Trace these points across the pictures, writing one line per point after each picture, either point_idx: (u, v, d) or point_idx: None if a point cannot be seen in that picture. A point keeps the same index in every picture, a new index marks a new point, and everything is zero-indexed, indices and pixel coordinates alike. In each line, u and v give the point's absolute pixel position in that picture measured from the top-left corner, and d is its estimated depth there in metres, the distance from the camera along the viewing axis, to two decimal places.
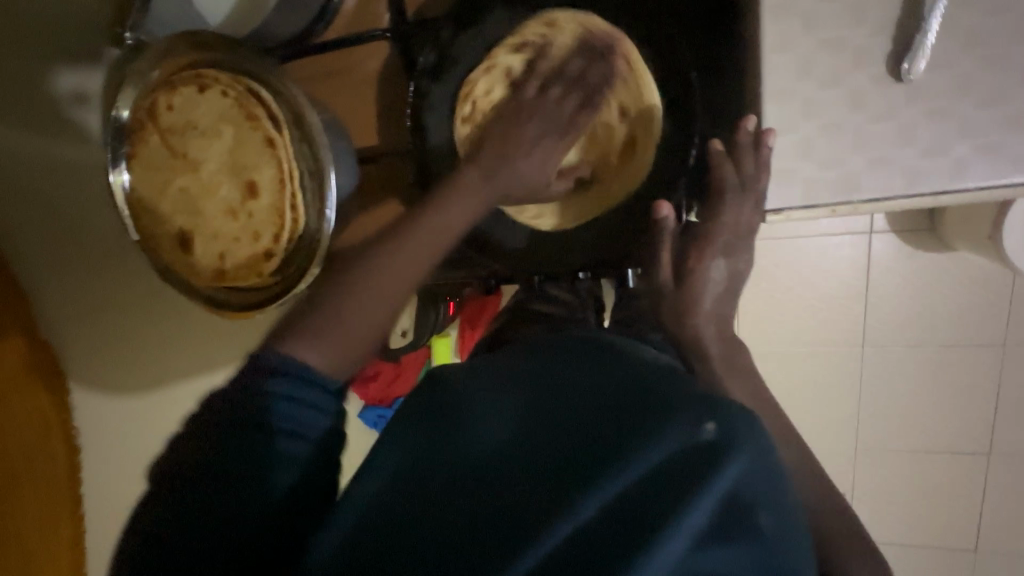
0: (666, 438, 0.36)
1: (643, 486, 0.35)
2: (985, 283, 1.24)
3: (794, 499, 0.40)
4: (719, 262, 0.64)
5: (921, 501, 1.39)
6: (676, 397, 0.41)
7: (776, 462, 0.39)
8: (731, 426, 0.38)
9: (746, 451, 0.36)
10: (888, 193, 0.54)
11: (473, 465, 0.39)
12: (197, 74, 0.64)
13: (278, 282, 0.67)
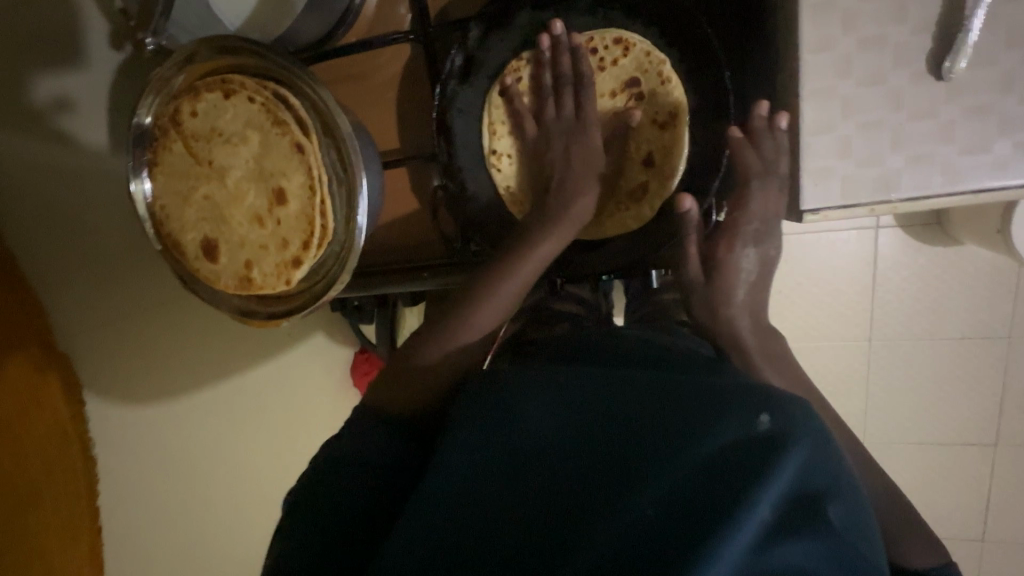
0: (724, 433, 0.41)
1: (705, 476, 0.40)
2: (992, 276, 1.26)
3: (853, 481, 0.44)
4: (750, 251, 0.63)
5: (930, 492, 1.40)
6: (730, 394, 0.45)
7: (833, 449, 0.43)
8: (788, 420, 0.41)
9: (801, 444, 0.40)
10: (925, 193, 0.54)
11: (548, 464, 0.45)
12: (222, 80, 0.62)
13: (308, 290, 0.66)
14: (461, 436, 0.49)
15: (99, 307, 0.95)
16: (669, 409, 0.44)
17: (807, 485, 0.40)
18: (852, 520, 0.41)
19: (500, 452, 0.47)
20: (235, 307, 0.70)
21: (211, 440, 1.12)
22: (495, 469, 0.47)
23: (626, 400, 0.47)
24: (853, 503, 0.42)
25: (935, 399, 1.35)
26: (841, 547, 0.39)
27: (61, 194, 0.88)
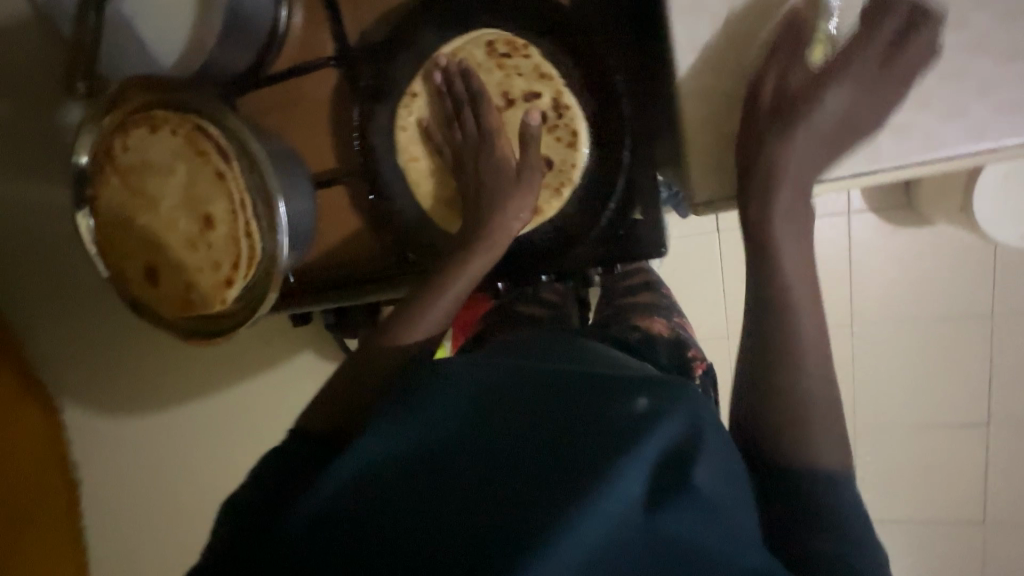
0: (602, 416, 0.41)
1: (581, 457, 0.39)
2: (967, 254, 1.41)
3: (734, 457, 0.46)
4: (836, 95, 0.53)
5: (912, 469, 1.55)
6: (614, 378, 0.46)
7: (716, 427, 0.44)
8: (664, 401, 0.43)
9: (675, 420, 0.41)
10: (875, 164, 0.56)
11: (434, 447, 0.43)
12: (147, 116, 0.66)
13: (245, 307, 0.70)
14: (362, 434, 0.46)
15: (70, 338, 1.00)
16: (556, 387, 0.44)
17: (683, 459, 0.41)
18: (731, 495, 0.43)
19: (382, 428, 0.45)
20: (182, 329, 0.73)
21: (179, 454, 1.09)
22: (377, 451, 0.44)
23: (514, 384, 0.46)
24: (733, 477, 0.44)
25: (932, 375, 1.50)
26: (716, 518, 0.41)
27: (33, 230, 0.93)
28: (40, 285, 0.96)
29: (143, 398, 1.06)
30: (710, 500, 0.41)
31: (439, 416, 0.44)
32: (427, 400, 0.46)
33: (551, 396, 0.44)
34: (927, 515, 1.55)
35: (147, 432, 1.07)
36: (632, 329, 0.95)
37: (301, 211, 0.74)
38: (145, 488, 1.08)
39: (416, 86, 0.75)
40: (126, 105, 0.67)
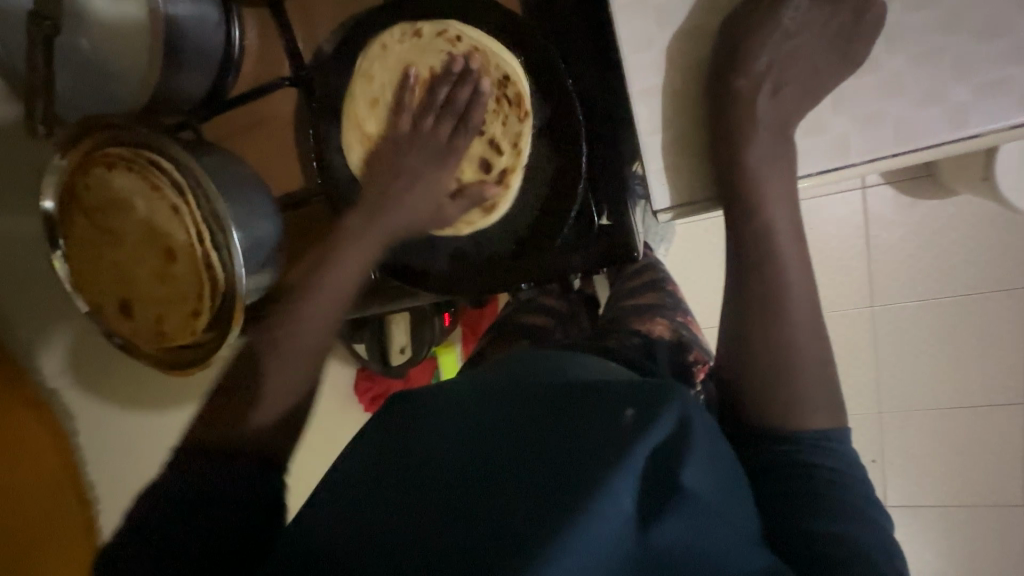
0: (588, 429, 0.40)
1: (569, 471, 0.38)
2: (994, 223, 1.36)
3: (723, 456, 0.47)
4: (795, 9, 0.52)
5: (947, 455, 1.49)
6: (601, 385, 0.46)
7: (706, 435, 0.44)
8: (655, 409, 0.41)
9: (665, 416, 0.41)
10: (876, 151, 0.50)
11: (429, 475, 0.43)
12: (104, 155, 0.67)
13: (214, 337, 0.70)
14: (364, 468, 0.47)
15: (77, 361, 1.06)
16: (543, 402, 0.45)
17: (670, 472, 0.41)
18: (715, 502, 0.43)
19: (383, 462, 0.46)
20: (158, 359, 0.74)
21: None
22: (378, 483, 0.44)
23: (503, 404, 0.47)
24: (720, 472, 0.44)
25: (961, 354, 1.44)
26: (711, 517, 0.41)
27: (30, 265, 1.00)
28: (40, 320, 1.02)
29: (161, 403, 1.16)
30: (703, 500, 0.41)
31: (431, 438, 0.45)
32: (420, 435, 0.47)
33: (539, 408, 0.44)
34: (965, 502, 1.49)
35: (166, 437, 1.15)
36: (632, 335, 0.91)
37: (267, 238, 0.71)
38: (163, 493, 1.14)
39: (424, 38, 0.70)
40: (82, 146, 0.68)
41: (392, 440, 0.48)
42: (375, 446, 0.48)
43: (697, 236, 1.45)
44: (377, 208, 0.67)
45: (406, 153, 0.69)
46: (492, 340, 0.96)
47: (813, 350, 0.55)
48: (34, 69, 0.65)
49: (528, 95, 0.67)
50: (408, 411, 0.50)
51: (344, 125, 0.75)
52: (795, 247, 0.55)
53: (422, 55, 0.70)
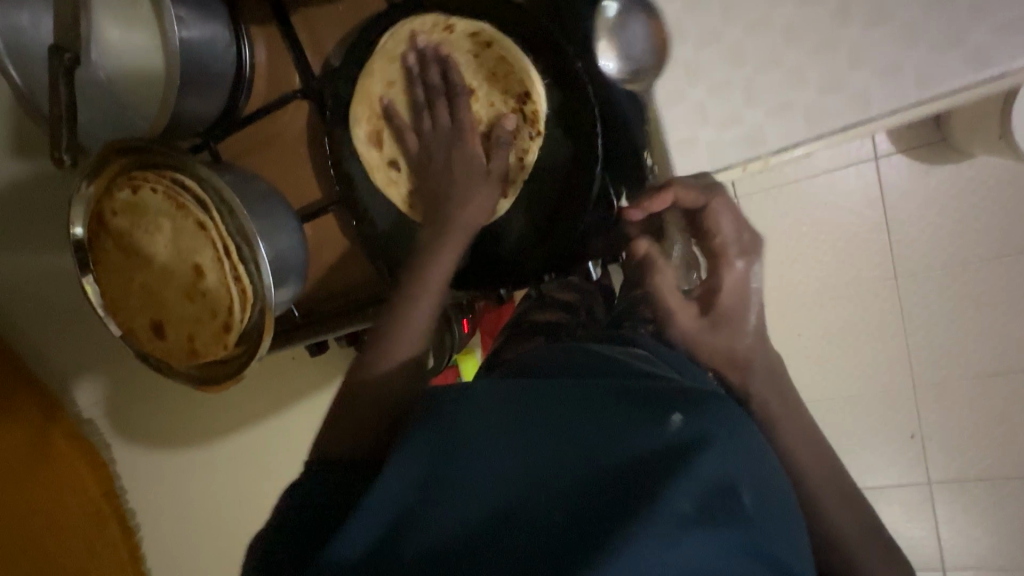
0: (638, 436, 0.44)
1: (623, 474, 0.42)
2: (1011, 181, 1.38)
3: (772, 468, 0.47)
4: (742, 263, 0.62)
5: (980, 418, 1.52)
6: (649, 393, 0.48)
7: (750, 442, 0.46)
8: (702, 415, 0.45)
9: (714, 434, 0.43)
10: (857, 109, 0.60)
11: (492, 500, 0.45)
12: (129, 177, 0.68)
13: (247, 350, 0.71)
14: (410, 475, 0.48)
15: (119, 395, 1.12)
16: (594, 414, 0.47)
17: (723, 482, 0.42)
18: (766, 514, 0.43)
19: (439, 475, 0.48)
20: (193, 378, 0.75)
21: (222, 484, 1.21)
22: (437, 501, 0.46)
23: (553, 412, 0.48)
24: (766, 481, 0.45)
25: (991, 319, 1.46)
26: (759, 524, 0.42)
27: (63, 301, 1.03)
28: (88, 351, 1.07)
29: (188, 435, 1.18)
30: (754, 514, 0.42)
31: (486, 446, 0.47)
32: (471, 448, 0.48)
33: (591, 412, 0.47)
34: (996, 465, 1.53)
35: (195, 466, 1.18)
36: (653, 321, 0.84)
37: (290, 248, 0.73)
38: (197, 518, 1.20)
39: (453, 34, 0.71)
40: (108, 172, 0.70)
41: (441, 451, 0.49)
42: (425, 459, 0.49)
43: None
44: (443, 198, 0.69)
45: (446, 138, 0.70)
46: (509, 338, 0.94)
47: (825, 459, 0.56)
48: (57, 103, 0.67)
49: (541, 81, 0.68)
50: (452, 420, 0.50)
51: (354, 105, 0.76)
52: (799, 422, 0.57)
53: (447, 48, 0.71)
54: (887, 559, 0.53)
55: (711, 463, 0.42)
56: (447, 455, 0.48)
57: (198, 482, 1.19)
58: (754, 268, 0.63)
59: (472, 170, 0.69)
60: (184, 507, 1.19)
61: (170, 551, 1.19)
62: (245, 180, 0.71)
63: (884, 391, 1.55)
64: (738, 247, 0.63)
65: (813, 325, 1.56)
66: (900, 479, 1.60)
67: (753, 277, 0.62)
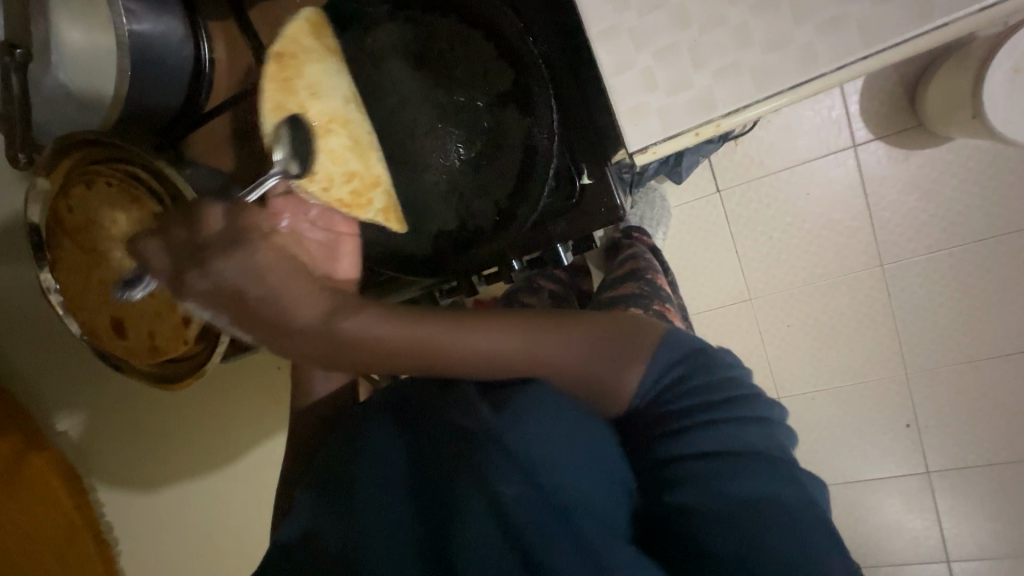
0: (454, 422, 0.50)
1: (453, 469, 0.49)
2: (995, 161, 1.37)
3: (593, 434, 0.51)
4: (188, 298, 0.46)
5: (976, 405, 1.50)
6: (471, 390, 0.53)
7: (559, 412, 0.50)
8: (506, 404, 0.50)
9: (519, 421, 0.48)
10: (844, 56, 0.48)
11: (365, 516, 0.50)
12: (83, 174, 0.67)
13: (208, 346, 0.70)
14: (303, 499, 0.55)
15: (93, 405, 1.09)
16: (433, 418, 0.53)
17: (523, 452, 0.47)
18: (579, 477, 0.48)
19: (323, 501, 0.53)
20: (158, 376, 0.74)
21: (204, 490, 1.21)
22: (321, 519, 0.52)
23: (410, 423, 0.54)
24: (583, 449, 0.50)
25: (982, 301, 1.44)
26: (583, 491, 0.48)
27: (33, 309, 1.01)
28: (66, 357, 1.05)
29: (171, 445, 1.16)
30: (575, 482, 0.48)
31: (358, 464, 0.53)
32: (346, 470, 0.54)
33: (429, 418, 0.53)
34: (994, 451, 1.52)
35: (181, 474, 1.18)
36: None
37: None
38: (184, 525, 1.19)
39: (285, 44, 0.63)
40: (62, 167, 0.68)
41: (325, 475, 0.55)
42: (315, 489, 0.54)
43: (691, 221, 1.55)
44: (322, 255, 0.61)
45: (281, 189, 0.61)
46: None
47: (519, 341, 0.53)
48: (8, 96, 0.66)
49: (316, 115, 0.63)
50: (335, 446, 0.57)
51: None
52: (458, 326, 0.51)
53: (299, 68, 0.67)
54: (630, 361, 0.55)
55: (514, 442, 0.47)
56: (328, 477, 0.54)
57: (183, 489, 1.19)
58: (204, 287, 0.44)
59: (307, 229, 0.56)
60: (166, 519, 1.17)
61: (149, 567, 1.15)
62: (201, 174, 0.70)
63: (878, 380, 1.54)
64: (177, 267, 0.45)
65: (800, 316, 1.55)
66: (899, 470, 1.58)
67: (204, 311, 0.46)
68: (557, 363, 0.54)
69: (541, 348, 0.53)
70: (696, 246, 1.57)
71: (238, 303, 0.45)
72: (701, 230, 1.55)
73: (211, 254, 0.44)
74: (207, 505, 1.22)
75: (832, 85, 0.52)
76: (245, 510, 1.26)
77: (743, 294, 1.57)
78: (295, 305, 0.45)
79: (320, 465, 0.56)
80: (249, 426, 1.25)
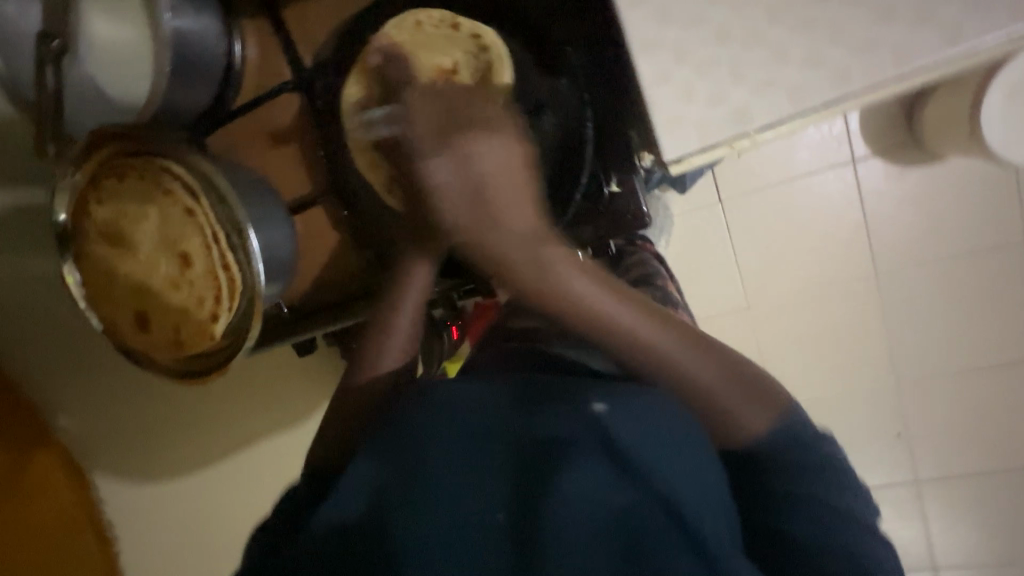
0: (561, 424, 0.51)
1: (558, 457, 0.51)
2: (986, 181, 1.42)
3: (693, 449, 0.53)
4: (443, 162, 0.60)
5: (964, 416, 1.54)
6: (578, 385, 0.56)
7: (668, 420, 0.54)
8: (616, 400, 0.53)
9: (620, 416, 0.52)
10: (877, 78, 0.50)
11: (455, 494, 0.51)
12: (115, 166, 0.68)
13: (234, 341, 0.69)
14: (376, 470, 0.53)
15: (97, 400, 1.07)
16: (534, 404, 0.54)
17: (637, 449, 0.51)
18: (679, 478, 0.51)
19: (401, 474, 0.52)
20: (179, 371, 0.73)
21: (201, 490, 1.16)
22: (397, 494, 0.51)
23: (507, 408, 0.55)
24: (673, 449, 0.52)
25: (971, 314, 1.49)
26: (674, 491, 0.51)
27: (47, 301, 0.98)
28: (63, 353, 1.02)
29: (171, 444, 1.13)
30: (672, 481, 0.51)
31: (446, 441, 0.53)
32: (429, 450, 0.53)
33: (528, 409, 0.54)
34: (979, 461, 1.56)
35: (179, 473, 1.14)
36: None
37: (278, 236, 0.70)
38: (181, 524, 1.16)
39: (484, 33, 0.70)
40: (93, 159, 0.69)
41: (400, 452, 0.53)
42: (392, 464, 0.53)
43: (693, 230, 1.58)
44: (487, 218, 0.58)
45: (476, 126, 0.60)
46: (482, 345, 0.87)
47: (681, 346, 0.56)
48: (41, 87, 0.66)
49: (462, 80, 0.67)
50: (412, 425, 0.55)
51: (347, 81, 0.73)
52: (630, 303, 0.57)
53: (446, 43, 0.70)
54: (753, 405, 0.56)
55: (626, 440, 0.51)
56: (406, 455, 0.53)
57: (180, 488, 1.15)
58: (447, 163, 0.60)
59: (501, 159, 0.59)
60: (163, 517, 1.15)
61: (148, 561, 1.14)
62: (232, 169, 0.70)
63: (870, 390, 1.57)
64: (433, 140, 0.61)
65: (796, 325, 1.59)
66: (890, 479, 1.61)
67: (438, 176, 0.60)
68: (696, 380, 0.56)
69: (676, 355, 0.56)
70: (696, 254, 1.59)
71: (474, 192, 0.58)
72: (702, 238, 1.58)
73: (473, 139, 0.59)
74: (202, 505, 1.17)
75: (861, 105, 0.54)
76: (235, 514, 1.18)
77: (741, 302, 1.60)
78: (509, 213, 0.58)
79: (394, 443, 0.54)
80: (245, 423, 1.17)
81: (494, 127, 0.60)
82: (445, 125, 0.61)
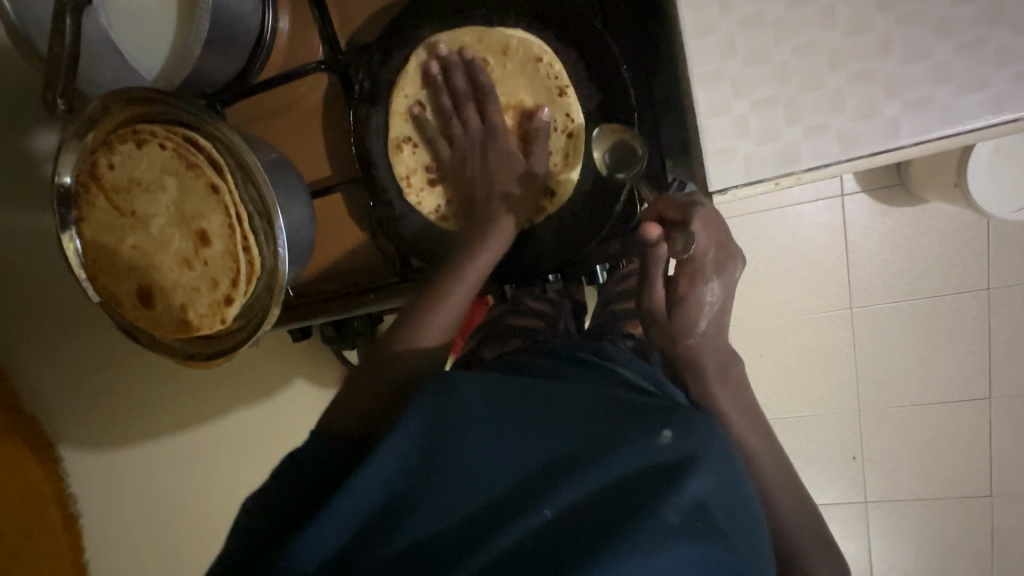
0: (628, 450, 0.45)
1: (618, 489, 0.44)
2: (966, 228, 1.47)
3: (750, 502, 0.47)
4: (712, 284, 0.66)
5: (918, 448, 1.63)
6: (644, 409, 0.50)
7: (731, 458, 0.48)
8: (688, 434, 0.47)
9: (696, 453, 0.45)
10: (923, 135, 0.52)
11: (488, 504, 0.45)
12: (135, 131, 0.64)
13: (246, 327, 0.67)
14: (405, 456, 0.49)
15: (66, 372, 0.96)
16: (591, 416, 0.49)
17: (708, 496, 0.43)
18: (737, 530, 0.44)
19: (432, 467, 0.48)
20: (180, 352, 0.69)
21: (171, 476, 1.08)
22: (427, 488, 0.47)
23: (558, 417, 0.49)
24: (733, 498, 0.46)
25: (936, 354, 1.56)
26: (738, 549, 0.43)
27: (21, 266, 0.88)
28: (37, 316, 0.90)
29: (141, 426, 1.04)
30: (736, 536, 0.44)
31: (487, 437, 0.49)
32: (469, 447, 0.48)
33: (584, 418, 0.49)
34: (929, 491, 1.65)
35: (148, 457, 1.05)
36: (625, 336, 0.82)
37: (300, 221, 0.68)
38: (147, 513, 1.05)
39: (578, 126, 0.72)
40: (110, 120, 0.65)
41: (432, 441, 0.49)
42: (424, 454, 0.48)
43: None
44: (714, 337, 0.66)
45: (724, 260, 0.66)
46: (484, 343, 0.86)
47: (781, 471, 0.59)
48: (59, 42, 0.62)
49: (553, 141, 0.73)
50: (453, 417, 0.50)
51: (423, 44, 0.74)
52: (756, 422, 0.62)
53: (549, 101, 0.72)
54: (823, 551, 0.55)
55: (699, 480, 0.44)
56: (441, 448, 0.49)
57: (149, 474, 1.05)
58: (717, 283, 0.66)
59: (724, 287, 0.67)
60: (129, 508, 1.03)
61: (113, 554, 1.01)
62: (260, 146, 0.67)
63: (834, 413, 1.65)
64: (711, 259, 0.66)
65: (771, 345, 1.65)
66: (840, 498, 1.71)
67: (709, 293, 0.66)
68: (789, 499, 0.57)
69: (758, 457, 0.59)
70: None
71: (719, 315, 0.67)
72: None
73: (714, 277, 0.66)
74: (170, 493, 1.08)
75: (898, 160, 0.57)
76: (213, 499, 1.13)
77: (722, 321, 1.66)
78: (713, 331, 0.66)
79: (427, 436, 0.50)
80: (221, 402, 1.14)
81: (732, 258, 0.67)
82: (727, 250, 0.67)
